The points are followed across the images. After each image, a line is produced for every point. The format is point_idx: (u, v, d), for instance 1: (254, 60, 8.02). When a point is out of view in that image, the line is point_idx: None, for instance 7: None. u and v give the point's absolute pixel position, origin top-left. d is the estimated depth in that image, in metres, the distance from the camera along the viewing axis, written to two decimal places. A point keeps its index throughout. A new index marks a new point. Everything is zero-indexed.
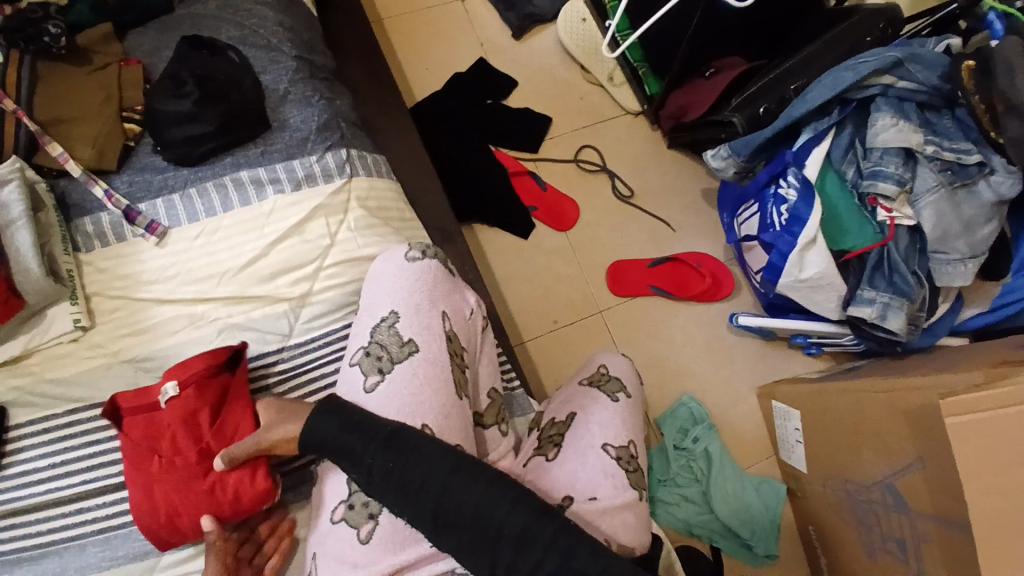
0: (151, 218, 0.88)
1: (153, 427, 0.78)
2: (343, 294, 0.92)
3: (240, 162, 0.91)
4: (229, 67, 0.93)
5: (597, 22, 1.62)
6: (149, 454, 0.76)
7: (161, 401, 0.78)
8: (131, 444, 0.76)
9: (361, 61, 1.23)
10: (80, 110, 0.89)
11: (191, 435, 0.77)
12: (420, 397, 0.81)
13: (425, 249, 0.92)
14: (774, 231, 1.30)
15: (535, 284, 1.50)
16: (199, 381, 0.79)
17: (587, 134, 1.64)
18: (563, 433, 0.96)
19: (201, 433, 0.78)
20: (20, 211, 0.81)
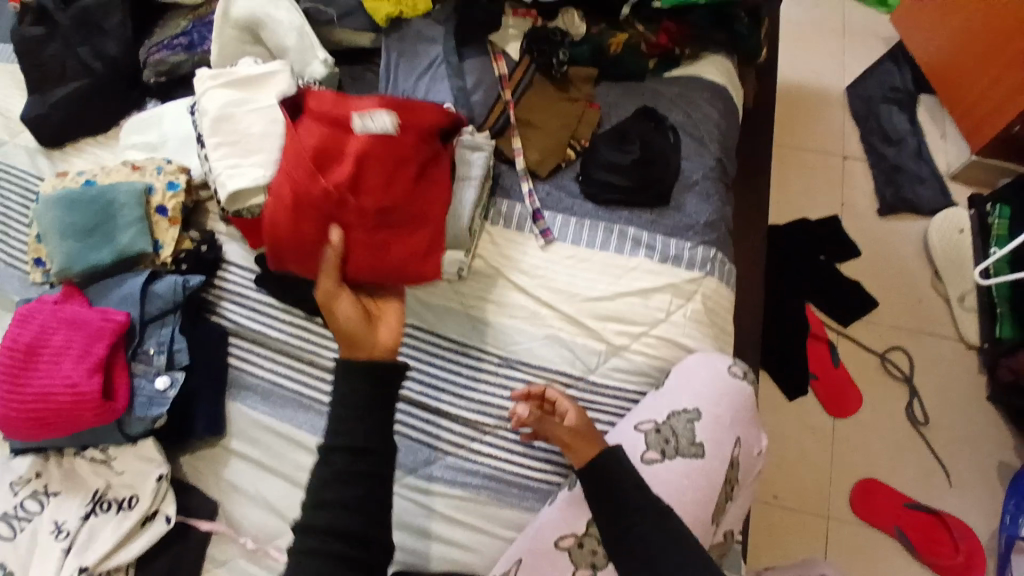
0: (548, 225, 1.05)
1: (335, 150, 0.88)
2: (649, 366, 0.99)
3: (633, 219, 1.05)
4: (664, 143, 1.07)
5: (976, 241, 1.50)
6: (325, 168, 0.88)
7: (363, 119, 0.89)
8: (316, 138, 0.88)
9: (746, 176, 1.30)
10: (544, 124, 1.09)
11: (368, 162, 0.87)
12: (682, 495, 0.86)
13: (745, 372, 0.96)
14: None
15: (777, 447, 1.46)
16: (417, 128, 0.92)
17: (907, 337, 1.53)
18: None
19: (383, 170, 0.88)
20: (477, 175, 1.01)
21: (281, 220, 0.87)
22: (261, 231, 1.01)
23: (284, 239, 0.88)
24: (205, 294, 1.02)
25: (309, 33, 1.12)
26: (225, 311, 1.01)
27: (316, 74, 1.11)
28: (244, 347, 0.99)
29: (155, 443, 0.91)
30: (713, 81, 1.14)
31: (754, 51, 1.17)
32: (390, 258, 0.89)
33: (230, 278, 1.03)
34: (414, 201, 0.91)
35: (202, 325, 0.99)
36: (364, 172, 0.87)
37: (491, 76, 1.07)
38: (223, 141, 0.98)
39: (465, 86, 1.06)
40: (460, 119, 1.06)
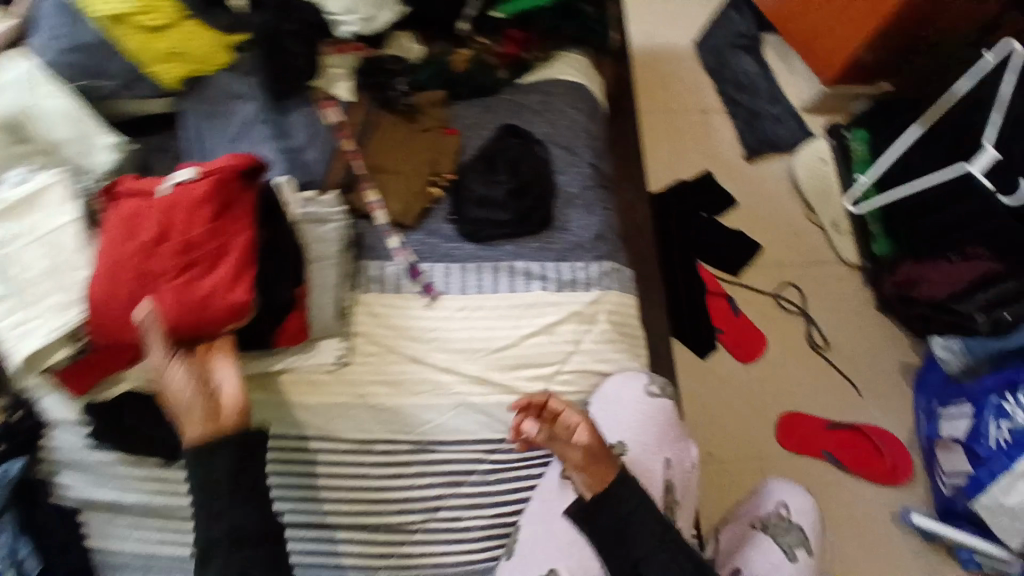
0: (429, 279, 0.95)
1: (138, 209, 0.77)
2: (569, 403, 0.95)
3: (519, 252, 0.97)
4: (536, 162, 1.00)
5: (839, 169, 1.58)
6: (128, 238, 0.75)
7: (173, 178, 0.79)
8: (121, 216, 0.77)
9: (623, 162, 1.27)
10: (401, 166, 0.97)
11: (166, 214, 0.77)
12: (626, 540, 0.83)
13: (663, 387, 0.96)
14: (988, 447, 1.16)
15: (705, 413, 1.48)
16: (222, 179, 0.79)
17: (796, 271, 1.60)
18: None
19: (173, 224, 0.76)
20: (334, 251, 0.89)
21: (99, 312, 0.75)
22: (84, 378, 0.81)
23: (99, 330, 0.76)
24: (36, 472, 0.84)
25: (86, 116, 0.88)
26: (67, 485, 0.84)
27: (103, 165, 0.88)
28: (101, 521, 0.84)
29: None
30: (571, 83, 1.08)
31: (604, 40, 1.12)
32: (202, 305, 0.75)
33: (58, 445, 0.84)
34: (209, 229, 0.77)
35: (50, 510, 0.82)
36: (162, 230, 0.76)
37: (325, 127, 0.93)
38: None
39: (297, 144, 0.92)
40: (299, 185, 0.91)
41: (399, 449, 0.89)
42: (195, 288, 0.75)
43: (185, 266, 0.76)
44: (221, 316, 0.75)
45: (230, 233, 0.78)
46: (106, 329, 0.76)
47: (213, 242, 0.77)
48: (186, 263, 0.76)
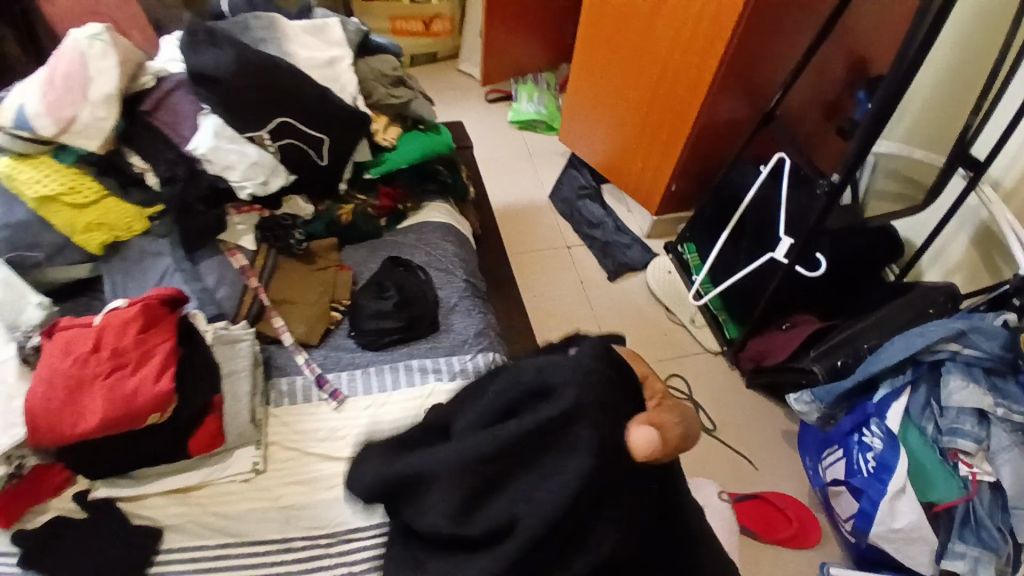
0: (335, 386, 1.08)
1: (79, 333, 0.91)
2: None
3: (413, 351, 1.14)
4: (418, 281, 1.22)
5: (681, 275, 1.94)
6: (69, 357, 0.88)
7: (108, 308, 0.96)
8: (66, 334, 0.92)
9: None
10: (301, 297, 1.15)
11: (83, 334, 0.90)
12: None
13: None
14: (864, 478, 1.39)
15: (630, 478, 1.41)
16: (146, 307, 0.94)
17: (674, 363, 1.82)
18: None
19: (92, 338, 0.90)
20: (247, 365, 1.01)
21: (41, 418, 0.85)
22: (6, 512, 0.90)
23: (44, 428, 0.85)
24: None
25: (13, 282, 1.03)
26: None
27: (31, 319, 1.03)
28: None
29: None
30: (442, 223, 1.35)
31: (462, 189, 1.43)
32: (132, 399, 0.86)
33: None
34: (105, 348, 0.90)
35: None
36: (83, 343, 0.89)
37: (232, 270, 1.11)
38: None
39: (207, 286, 1.08)
40: (210, 317, 1.06)
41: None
42: (125, 385, 0.87)
43: (117, 370, 0.88)
44: (150, 405, 0.86)
45: (156, 340, 0.92)
46: (42, 435, 0.85)
47: (138, 349, 0.90)
48: (114, 367, 0.88)
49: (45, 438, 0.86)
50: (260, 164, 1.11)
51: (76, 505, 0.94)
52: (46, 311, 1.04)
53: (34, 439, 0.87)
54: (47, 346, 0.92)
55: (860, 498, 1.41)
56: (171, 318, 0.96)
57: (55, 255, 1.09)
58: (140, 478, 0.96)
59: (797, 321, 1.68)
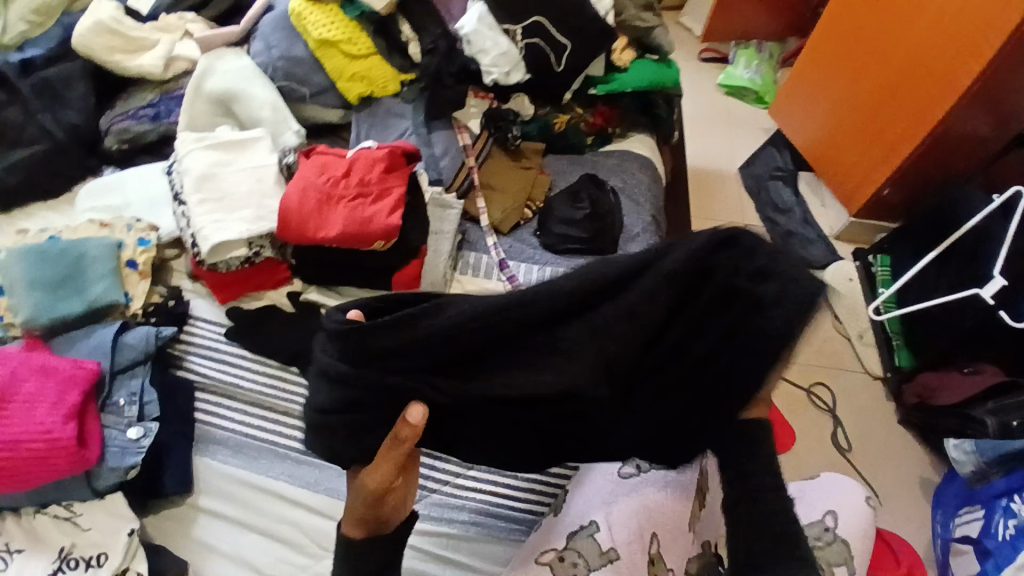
0: (513, 273, 1.17)
1: (335, 159, 1.06)
2: None
3: (589, 264, 1.20)
4: (610, 202, 1.26)
5: (863, 287, 1.79)
6: (325, 175, 1.04)
7: (360, 147, 1.12)
8: (325, 157, 1.08)
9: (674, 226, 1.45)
10: (505, 186, 1.25)
11: (340, 161, 1.06)
12: (651, 511, 0.93)
13: None
14: (999, 542, 1.24)
15: None
16: (390, 154, 1.07)
17: (822, 372, 1.72)
18: None
19: (345, 165, 1.05)
20: (451, 229, 1.12)
21: (293, 215, 1.01)
22: (235, 287, 1.12)
23: (293, 225, 1.01)
24: (170, 349, 1.09)
25: (284, 109, 1.24)
26: (191, 364, 1.08)
27: (288, 142, 1.23)
28: (212, 400, 1.06)
29: (122, 499, 0.90)
30: (642, 156, 1.38)
31: (670, 131, 1.44)
32: (368, 224, 1.00)
33: (197, 331, 1.12)
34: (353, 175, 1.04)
35: (170, 380, 1.05)
36: (338, 167, 1.05)
37: (456, 146, 1.23)
38: (204, 197, 1.08)
39: (435, 153, 1.21)
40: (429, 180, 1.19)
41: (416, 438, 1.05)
42: (364, 211, 1.01)
43: (359, 196, 1.02)
44: (380, 234, 1.00)
45: (394, 182, 1.05)
46: (289, 231, 1.01)
47: (380, 185, 1.04)
48: (359, 193, 1.02)
49: (289, 234, 1.02)
50: (508, 55, 1.22)
51: (288, 300, 1.13)
52: (300, 140, 1.24)
53: (279, 233, 1.03)
54: (305, 163, 1.09)
55: (985, 561, 1.26)
56: (406, 168, 1.09)
57: (321, 95, 1.28)
58: (342, 295, 1.13)
59: (980, 368, 1.50)
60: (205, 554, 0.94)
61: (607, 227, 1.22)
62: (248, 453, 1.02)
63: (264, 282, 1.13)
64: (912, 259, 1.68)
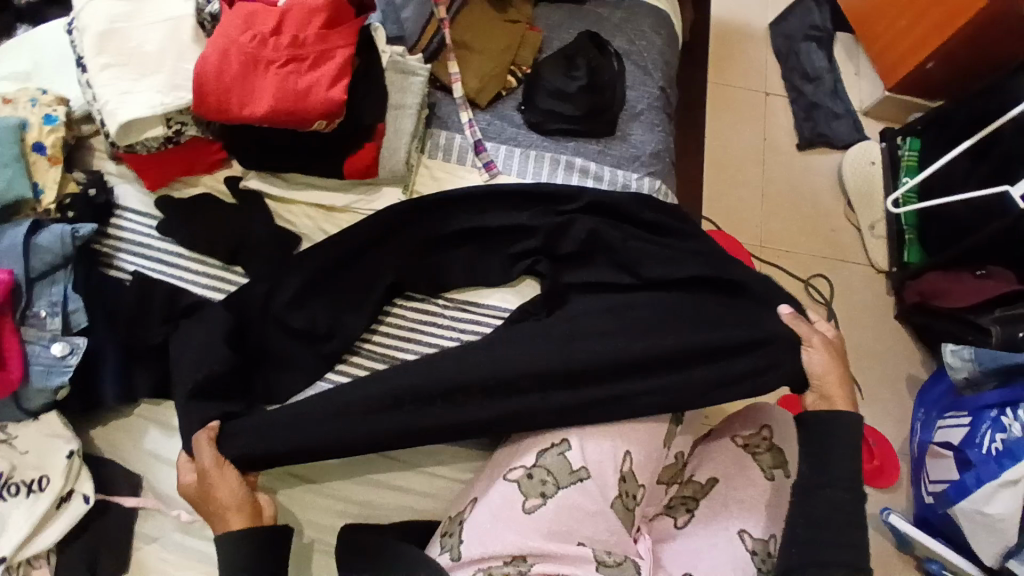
0: (491, 158, 1.00)
1: (262, 10, 0.83)
2: None
3: (581, 150, 1.02)
4: (611, 71, 1.04)
5: (885, 171, 1.59)
6: (248, 33, 0.82)
7: None
8: (248, 7, 0.85)
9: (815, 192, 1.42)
10: (485, 48, 1.02)
11: (269, 14, 0.84)
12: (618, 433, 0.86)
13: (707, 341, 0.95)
14: (981, 454, 1.25)
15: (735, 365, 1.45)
16: (331, 1, 0.84)
17: (824, 262, 1.61)
18: (697, 498, 0.89)
19: (274, 19, 0.83)
20: (414, 103, 0.93)
21: (210, 84, 0.81)
22: (162, 172, 0.96)
23: (211, 99, 0.81)
24: (96, 246, 0.97)
25: None
26: (121, 262, 0.96)
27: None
28: None
29: (59, 418, 0.86)
30: (656, 8, 1.12)
31: None
32: (304, 97, 0.80)
33: (126, 226, 0.98)
34: (284, 31, 0.83)
35: (98, 279, 0.93)
36: (268, 22, 0.83)
37: None
38: (108, 60, 0.87)
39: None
40: (391, 38, 0.95)
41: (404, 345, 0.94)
42: (299, 81, 0.81)
43: (291, 60, 0.81)
44: (320, 110, 0.81)
45: (338, 42, 0.83)
46: (207, 106, 0.81)
47: (319, 46, 0.82)
48: (291, 58, 0.81)
49: (207, 110, 0.82)
50: None
51: (224, 186, 0.98)
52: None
53: (195, 109, 0.83)
54: (226, 14, 0.86)
55: (964, 471, 1.27)
56: (354, 22, 0.86)
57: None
58: (287, 182, 0.97)
59: (993, 271, 1.41)
60: (155, 459, 0.91)
61: (606, 102, 1.01)
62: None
63: (197, 166, 0.98)
64: (947, 146, 1.49)
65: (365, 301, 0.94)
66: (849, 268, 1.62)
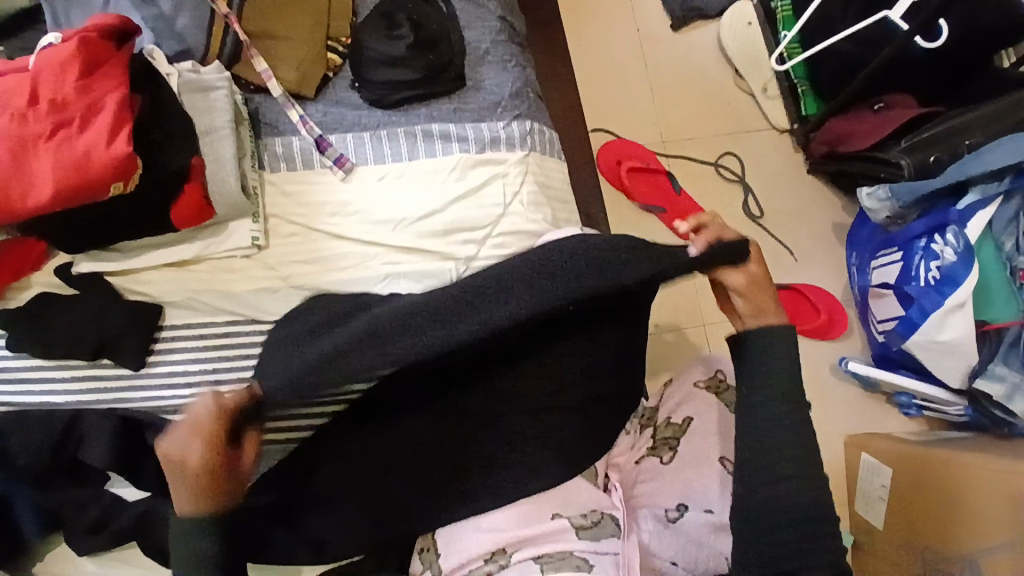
0: (340, 151, 0.88)
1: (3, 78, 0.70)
2: None
3: (435, 114, 0.91)
4: (440, 17, 0.93)
5: (765, 30, 1.53)
6: None
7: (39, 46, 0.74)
8: None
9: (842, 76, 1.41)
10: (290, 32, 0.90)
11: (15, 81, 0.70)
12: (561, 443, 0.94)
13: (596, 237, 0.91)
14: (919, 287, 1.26)
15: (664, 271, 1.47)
16: (83, 46, 0.71)
17: (728, 140, 1.57)
18: (678, 437, 0.94)
19: (22, 87, 0.69)
20: (226, 121, 0.83)
21: None
22: None
23: None
24: None
25: None
26: None
27: None
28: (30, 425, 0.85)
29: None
30: None
31: None
32: (85, 165, 0.69)
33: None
34: (41, 97, 0.69)
35: None
36: (16, 92, 0.69)
37: None
38: None
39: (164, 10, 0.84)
40: (172, 56, 0.85)
41: None
42: (72, 147, 0.69)
43: (57, 126, 0.69)
44: (110, 173, 0.70)
45: (104, 88, 0.71)
46: None
47: (83, 100, 0.70)
48: (56, 123, 0.69)
49: None
50: None
51: (58, 279, 0.86)
52: None
53: None
54: None
55: (907, 306, 1.29)
56: (119, 60, 0.74)
57: None
58: (124, 251, 0.86)
59: (892, 102, 1.40)
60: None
61: (446, 53, 0.91)
62: (95, 477, 0.84)
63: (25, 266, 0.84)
64: None
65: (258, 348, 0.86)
66: (755, 138, 1.58)
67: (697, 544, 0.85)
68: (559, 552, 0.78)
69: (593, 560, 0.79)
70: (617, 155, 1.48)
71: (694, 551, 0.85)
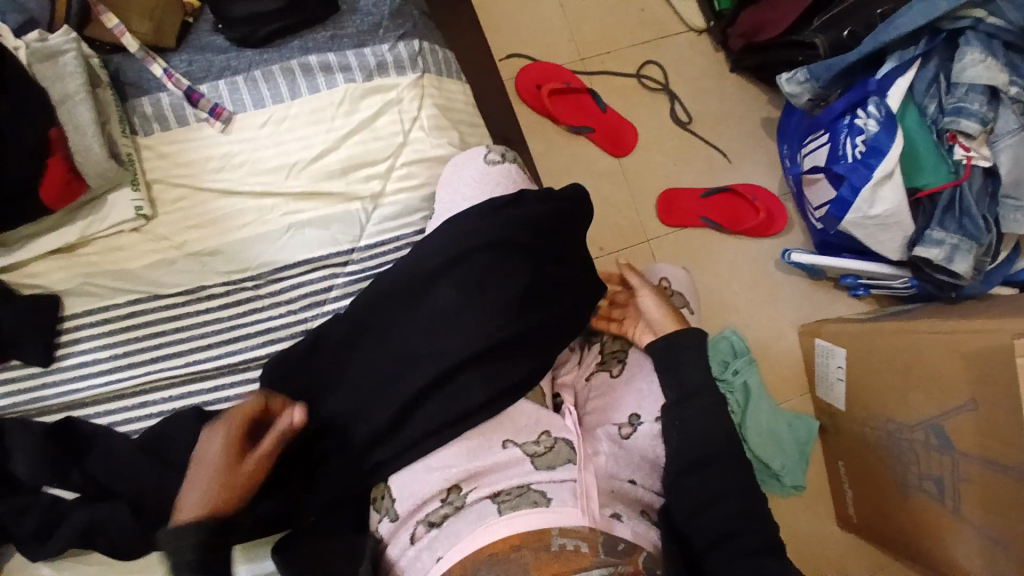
0: (215, 102, 0.82)
1: None
2: (415, 199, 0.86)
3: (310, 46, 0.85)
4: None
5: None
6: None
7: None
8: None
9: None
10: None
11: None
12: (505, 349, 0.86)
13: (504, 153, 0.87)
14: (848, 164, 1.25)
15: (599, 192, 1.44)
16: None
17: (647, 48, 1.52)
18: (625, 349, 0.96)
19: None
20: (80, 86, 0.75)
21: None
22: None
23: None
24: None
25: None
26: None
27: None
28: None
29: None
30: None
31: None
32: None
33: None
34: None
35: None
36: None
37: None
38: None
39: None
40: (18, 29, 0.76)
41: (237, 348, 0.82)
42: None
43: None
44: None
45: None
46: None
47: None
48: None
49: None
50: None
51: None
52: None
53: None
54: None
55: (839, 186, 1.28)
56: None
57: None
58: (12, 246, 0.79)
59: None
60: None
61: None
62: None
63: None
64: None
65: (167, 323, 0.81)
66: (674, 42, 1.53)
67: (648, 460, 0.84)
68: (515, 488, 0.71)
69: (551, 492, 0.70)
70: (535, 77, 1.42)
71: (646, 466, 0.83)
